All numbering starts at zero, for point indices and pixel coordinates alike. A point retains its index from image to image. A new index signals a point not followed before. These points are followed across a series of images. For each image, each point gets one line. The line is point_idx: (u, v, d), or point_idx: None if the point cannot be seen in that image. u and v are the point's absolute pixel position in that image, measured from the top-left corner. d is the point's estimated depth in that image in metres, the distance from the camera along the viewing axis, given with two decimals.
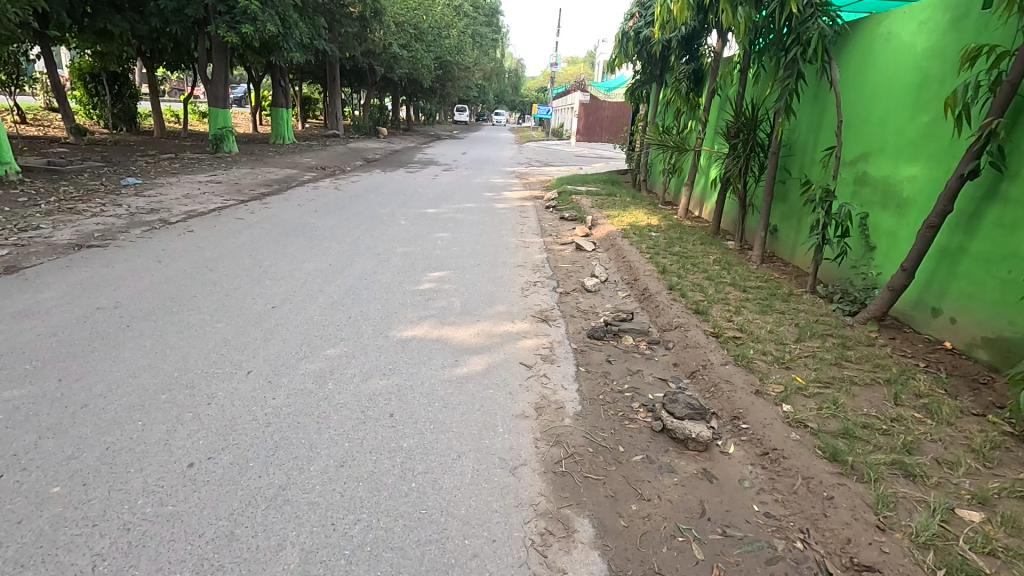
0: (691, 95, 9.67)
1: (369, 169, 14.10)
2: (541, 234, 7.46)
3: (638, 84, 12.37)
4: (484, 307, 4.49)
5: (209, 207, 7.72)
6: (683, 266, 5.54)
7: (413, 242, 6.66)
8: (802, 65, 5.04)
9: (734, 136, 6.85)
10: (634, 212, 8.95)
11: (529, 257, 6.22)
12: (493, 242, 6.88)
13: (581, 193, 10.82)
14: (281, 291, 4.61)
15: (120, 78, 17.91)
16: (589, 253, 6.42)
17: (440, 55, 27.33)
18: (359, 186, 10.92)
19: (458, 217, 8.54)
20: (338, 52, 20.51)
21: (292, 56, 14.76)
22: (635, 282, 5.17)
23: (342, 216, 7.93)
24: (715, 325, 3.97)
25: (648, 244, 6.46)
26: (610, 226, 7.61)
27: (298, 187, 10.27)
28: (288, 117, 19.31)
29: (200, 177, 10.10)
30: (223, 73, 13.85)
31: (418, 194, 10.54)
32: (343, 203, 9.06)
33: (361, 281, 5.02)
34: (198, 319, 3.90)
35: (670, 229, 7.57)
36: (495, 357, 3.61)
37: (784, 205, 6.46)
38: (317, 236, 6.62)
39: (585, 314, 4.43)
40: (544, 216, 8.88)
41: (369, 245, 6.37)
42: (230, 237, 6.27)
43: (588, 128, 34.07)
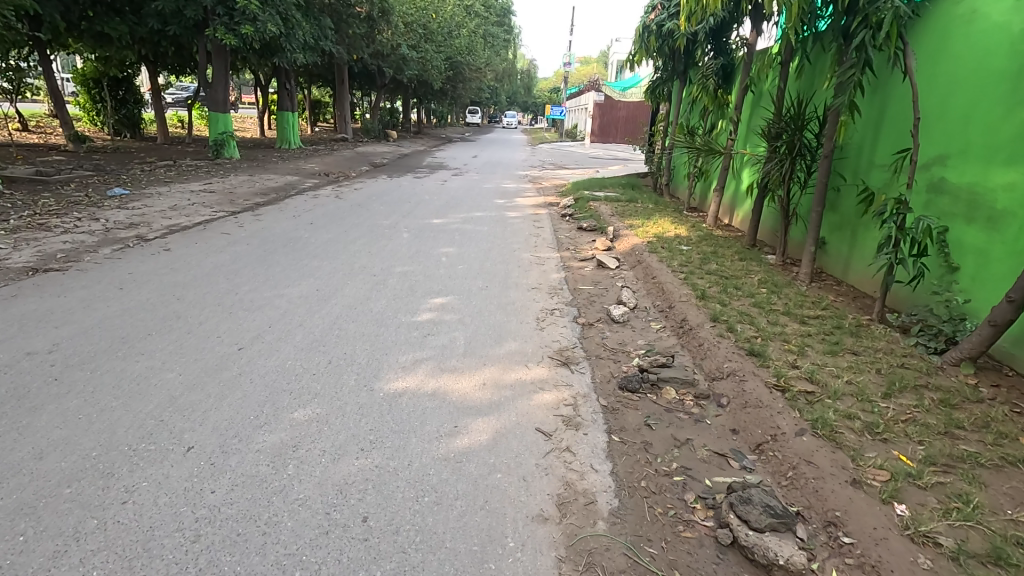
0: (719, 92, 8.88)
1: (375, 175, 13.48)
2: (557, 248, 6.72)
3: (660, 82, 11.58)
4: (493, 345, 3.77)
5: (195, 221, 7.10)
6: (724, 289, 4.77)
7: (414, 258, 5.98)
8: (870, 52, 4.21)
9: (777, 136, 6.02)
10: (660, 221, 8.19)
11: (545, 277, 5.49)
12: (504, 258, 6.16)
13: (599, 199, 10.08)
14: (254, 326, 3.92)
15: (124, 84, 17.56)
16: (612, 272, 5.68)
17: (451, 55, 26.73)
18: (362, 194, 10.28)
19: (466, 228, 7.85)
20: (345, 54, 19.95)
21: (295, 58, 14.18)
22: (670, 310, 4.42)
23: (340, 228, 7.28)
24: (778, 373, 3.20)
25: (680, 261, 5.70)
26: (634, 238, 6.85)
27: (297, 196, 9.66)
28: (294, 122, 18.79)
29: (194, 187, 9.53)
30: (223, 76, 13.31)
31: (424, 202, 9.86)
32: (342, 213, 8.42)
33: (350, 310, 4.34)
34: (145, 368, 3.22)
35: (702, 241, 6.78)
36: (504, 420, 2.88)
37: (837, 215, 5.63)
38: (307, 253, 5.95)
39: (614, 356, 3.69)
40: (560, 226, 8.15)
41: (365, 263, 5.69)
42: (211, 255, 5.63)
43: (602, 129, 33.31)
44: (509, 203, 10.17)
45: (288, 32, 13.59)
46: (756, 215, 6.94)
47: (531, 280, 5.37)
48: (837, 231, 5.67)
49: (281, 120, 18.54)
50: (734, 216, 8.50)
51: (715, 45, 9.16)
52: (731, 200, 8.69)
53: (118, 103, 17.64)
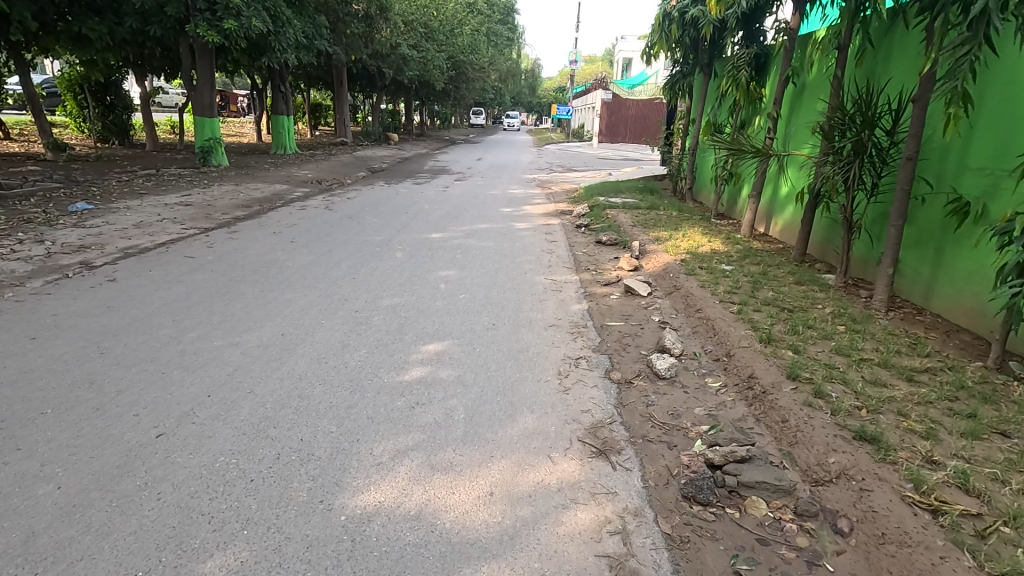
0: (752, 85, 7.91)
1: (372, 181, 12.56)
2: (575, 269, 5.75)
3: (680, 76, 10.60)
4: (503, 424, 2.81)
5: (159, 241, 6.20)
6: (793, 329, 3.79)
7: (407, 285, 5.02)
8: (997, 23, 3.22)
9: (841, 134, 5.04)
10: (689, 232, 7.21)
11: (564, 310, 4.52)
12: (514, 283, 5.19)
13: (616, 206, 9.10)
14: (188, 396, 2.97)
15: (112, 89, 16.91)
16: (644, 301, 4.71)
17: (454, 55, 25.84)
18: (355, 204, 9.34)
19: (469, 243, 6.89)
20: (343, 53, 19.01)
21: (286, 57, 13.30)
22: (730, 362, 3.44)
23: (323, 247, 6.35)
24: (916, 477, 2.22)
25: (727, 287, 4.72)
26: (665, 256, 5.88)
27: (283, 207, 8.74)
28: (289, 125, 17.96)
29: (169, 199, 8.65)
30: (209, 78, 12.43)
31: (423, 212, 8.91)
32: (330, 227, 7.50)
33: (319, 366, 3.39)
34: (11, 478, 2.26)
35: (745, 259, 5.80)
36: (523, 570, 1.91)
37: (919, 229, 4.63)
38: (281, 281, 5.02)
39: (668, 439, 2.72)
40: (576, 240, 7.18)
41: (348, 293, 4.74)
42: (163, 287, 4.71)
43: (610, 129, 32.32)
44: (517, 213, 9.21)
45: (277, 30, 12.65)
46: (807, 226, 5.96)
47: (548, 314, 4.41)
48: (916, 248, 4.67)
49: (275, 124, 17.67)
50: (772, 225, 7.53)
51: (747, 32, 8.20)
52: (768, 207, 7.70)
53: (105, 109, 16.85)
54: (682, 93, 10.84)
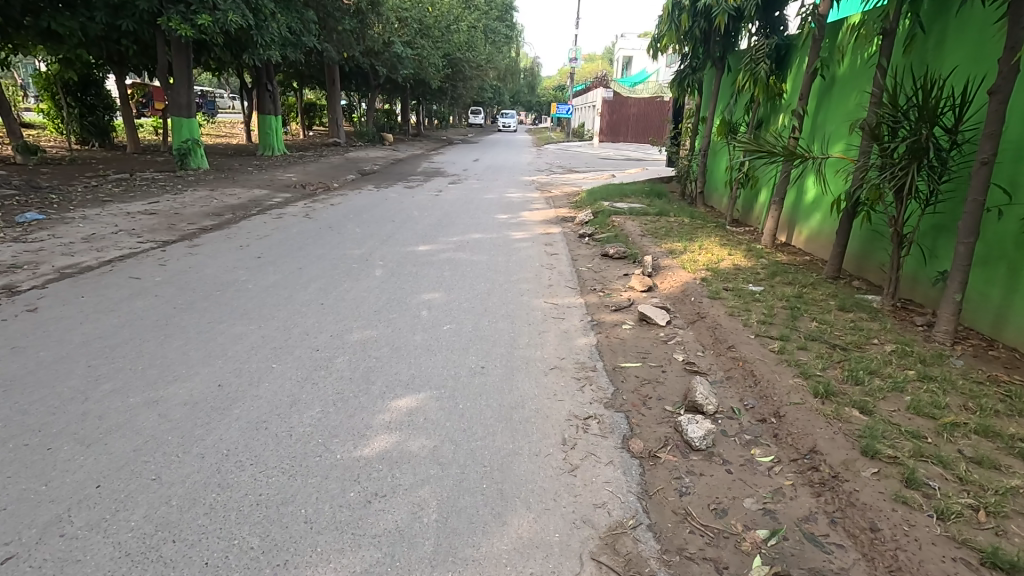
0: (772, 80, 7.19)
1: (361, 185, 11.83)
2: (579, 290, 5.01)
3: (690, 71, 9.86)
4: (488, 531, 2.07)
5: (105, 258, 5.46)
6: (854, 377, 3.04)
7: (383, 313, 4.29)
8: None
9: (892, 134, 4.29)
10: (705, 242, 6.48)
11: (568, 346, 3.78)
12: (509, 309, 4.46)
13: (622, 212, 8.36)
14: (67, 490, 2.22)
15: (93, 87, 16.27)
16: (662, 333, 3.98)
17: (450, 52, 25.11)
18: (338, 211, 8.60)
19: (459, 257, 6.16)
20: (334, 51, 18.26)
21: (270, 54, 12.57)
22: (780, 425, 2.70)
23: (294, 263, 5.60)
24: None
25: (762, 316, 3.99)
26: (681, 274, 5.13)
27: (258, 215, 8.03)
28: (277, 126, 17.24)
29: (133, 207, 7.91)
30: (186, 76, 11.69)
31: (411, 220, 8.18)
32: (306, 238, 6.78)
33: (257, 434, 2.65)
34: None
35: (774, 277, 5.06)
36: None
37: (989, 246, 3.88)
38: (235, 309, 4.28)
39: (714, 556, 1.98)
40: (579, 252, 6.44)
41: (311, 324, 4.01)
42: (90, 318, 3.96)
43: (611, 128, 31.55)
44: (514, 220, 8.48)
45: (259, 25, 11.89)
46: (843, 238, 5.24)
47: (547, 352, 3.68)
48: (985, 269, 3.91)
49: (262, 124, 16.93)
50: (796, 235, 6.81)
51: (765, 21, 7.48)
52: (790, 214, 6.97)
53: (84, 109, 16.11)
54: (691, 90, 10.10)
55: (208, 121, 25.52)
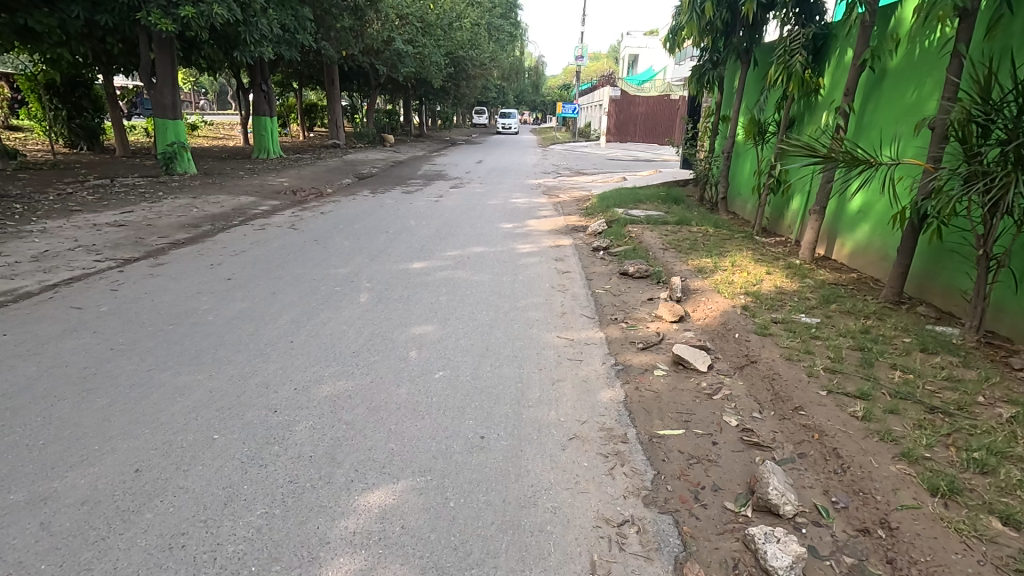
0: (808, 74, 6.46)
1: (356, 190, 11.09)
2: (598, 320, 4.27)
3: (710, 65, 9.11)
4: None
5: (50, 282, 4.74)
6: (978, 463, 2.28)
7: (362, 355, 3.55)
8: None
9: (984, 137, 3.57)
10: (738, 257, 5.73)
11: (588, 404, 3.02)
12: (514, 347, 3.72)
13: (639, 220, 7.61)
14: None
15: (81, 88, 15.64)
16: (705, 384, 3.24)
17: (452, 50, 24.34)
18: (328, 221, 7.87)
19: (458, 276, 5.41)
20: (332, 49, 17.58)
21: (260, 50, 11.88)
22: (896, 546, 1.94)
23: (268, 286, 4.88)
24: None
25: (828, 362, 3.23)
26: (717, 301, 4.38)
27: (239, 225, 7.32)
28: (273, 127, 16.56)
29: (103, 217, 7.22)
30: (171, 76, 11.01)
31: (407, 230, 7.44)
32: (288, 254, 6.07)
33: (166, 561, 1.91)
34: None
35: (828, 304, 4.29)
36: None
37: None
38: (185, 350, 3.55)
39: None
40: (594, 270, 5.70)
41: (272, 373, 3.27)
42: (2, 365, 3.24)
43: (620, 126, 30.64)
44: (520, 230, 7.73)
45: (248, 20, 11.21)
46: (905, 258, 4.47)
47: (563, 412, 2.93)
48: None
49: (257, 126, 16.27)
50: (838, 248, 6.08)
51: (800, 9, 6.70)
52: (830, 225, 6.23)
53: (71, 111, 15.48)
54: (711, 86, 9.36)
55: (205, 123, 24.88)
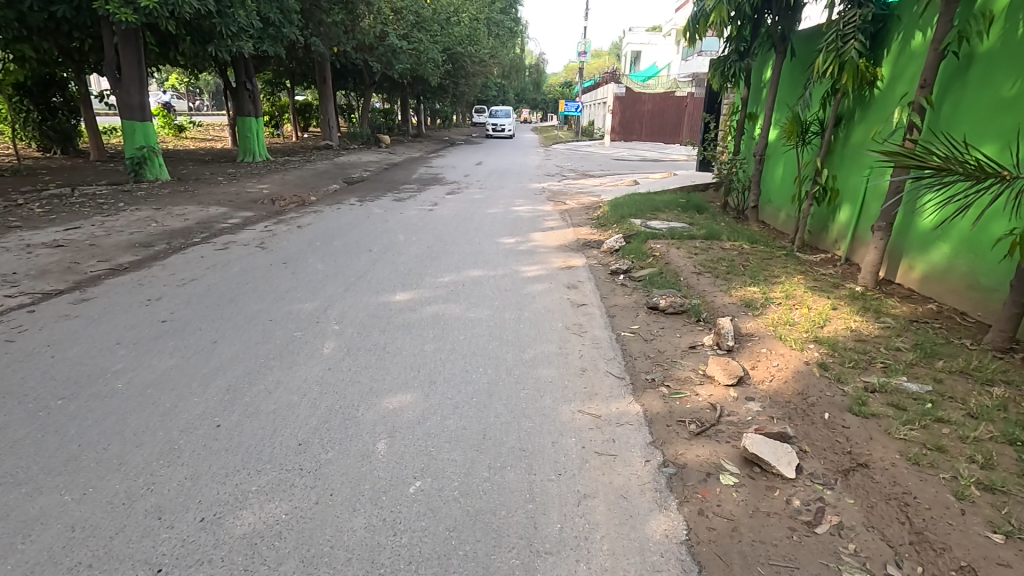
0: (865, 64, 5.49)
1: (343, 197, 10.09)
2: (630, 382, 3.28)
3: (735, 57, 8.13)
4: None
5: None
6: None
7: (310, 451, 2.56)
8: None
9: None
10: (791, 286, 4.72)
11: (634, 547, 2.02)
12: (521, 434, 2.72)
13: (661, 235, 6.60)
14: None
15: (53, 88, 14.73)
16: (800, 501, 2.24)
17: (450, 46, 23.35)
18: (304, 237, 6.89)
19: (450, 311, 4.43)
20: (322, 45, 16.61)
21: (237, 45, 10.92)
22: None
23: (211, 331, 3.89)
24: None
25: (978, 472, 2.24)
26: (783, 356, 3.38)
27: (199, 244, 6.35)
28: (258, 128, 15.58)
29: (41, 236, 6.24)
30: (138, 73, 9.97)
31: (394, 249, 6.44)
32: (247, 282, 5.08)
33: None
34: None
35: (931, 359, 3.29)
36: None
37: None
38: (64, 443, 2.57)
39: None
40: (615, 302, 4.70)
41: (171, 489, 2.27)
42: None
43: (624, 125, 29.85)
44: (523, 246, 6.74)
45: (222, 11, 10.25)
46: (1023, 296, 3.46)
47: (598, 568, 1.93)
48: None
49: (242, 127, 15.29)
50: (905, 271, 5.07)
51: None
52: (894, 243, 5.23)
53: (43, 112, 14.54)
54: (735, 80, 8.38)
55: (193, 124, 23.91)
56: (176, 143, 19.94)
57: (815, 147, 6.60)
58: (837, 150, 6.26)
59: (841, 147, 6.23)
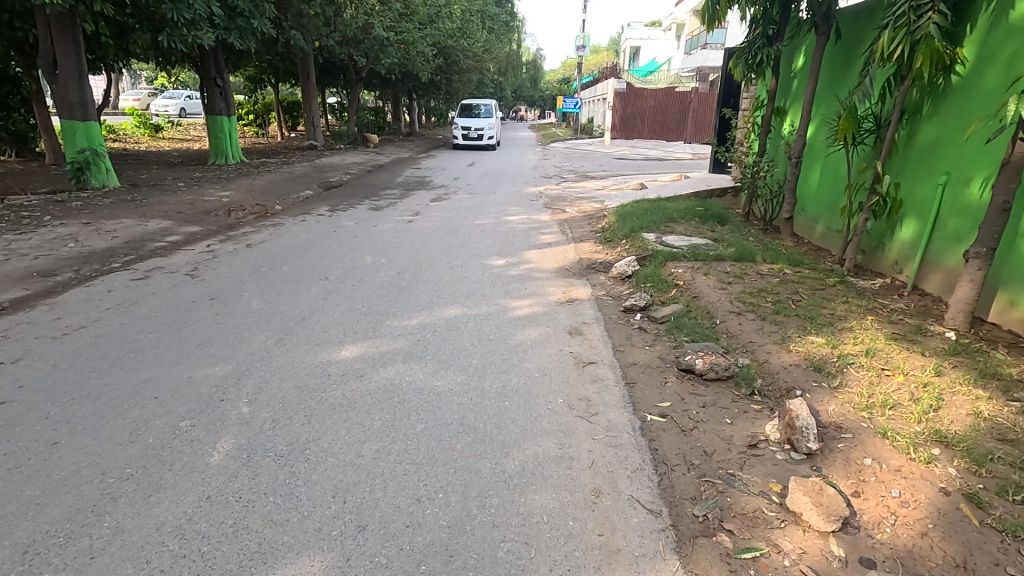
0: (945, 43, 4.32)
1: (313, 206, 8.91)
2: (671, 524, 2.11)
3: (763, 41, 6.93)
4: None
5: None
6: None
7: None
8: None
9: None
10: (867, 338, 3.54)
11: None
12: None
13: (682, 255, 5.41)
14: None
15: (6, 85, 13.49)
16: None
17: (441, 40, 22.19)
18: (251, 259, 5.70)
19: (410, 378, 3.23)
20: (301, 38, 15.40)
21: (195, 34, 9.70)
22: None
23: (59, 420, 2.72)
24: None
25: None
26: (900, 475, 2.21)
27: (115, 271, 5.15)
28: (231, 128, 14.37)
29: None
30: (78, 66, 8.76)
31: (355, 276, 5.24)
32: (150, 330, 3.87)
33: None
34: None
35: None
36: None
37: None
38: None
39: None
40: (635, 358, 3.53)
41: None
42: None
43: (625, 123, 28.52)
44: (515, 269, 5.58)
45: None
46: None
47: None
48: None
49: (213, 127, 14.09)
50: (1007, 310, 3.87)
51: None
52: (990, 273, 4.01)
53: None
54: (762, 69, 7.17)
55: (171, 122, 22.67)
56: (149, 144, 18.67)
57: (868, 148, 5.43)
58: (898, 151, 5.10)
59: (903, 147, 5.06)
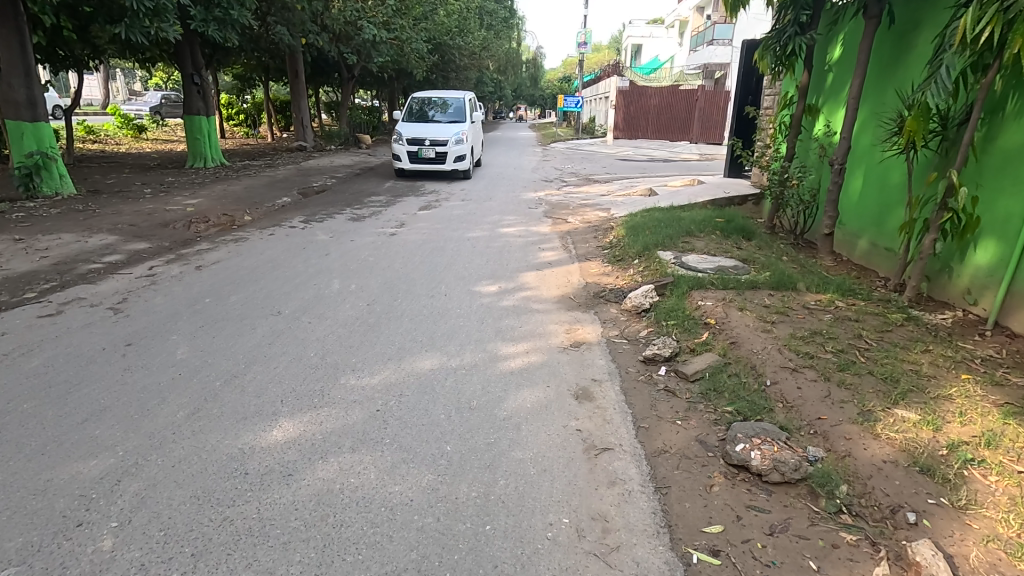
0: None
1: (286, 216, 7.99)
2: None
3: (795, 29, 5.94)
4: None
5: None
6: None
7: None
8: None
9: None
10: (976, 414, 2.63)
11: None
12: None
13: (709, 282, 4.49)
14: None
15: None
16: None
17: (437, 36, 21.23)
18: (195, 287, 4.79)
19: (356, 481, 2.32)
20: (286, 33, 14.49)
21: (158, 25, 8.76)
22: None
23: None
24: None
25: None
26: None
27: (22, 305, 4.25)
28: (210, 129, 13.48)
29: None
30: (23, 58, 7.85)
31: (314, 310, 4.33)
32: (25, 396, 2.95)
33: None
34: None
35: None
36: None
37: None
38: None
39: None
40: (666, 442, 2.62)
41: None
42: None
43: (628, 124, 27.08)
44: (507, 299, 4.66)
45: None
46: None
47: None
48: None
49: (190, 127, 13.19)
50: None
51: None
52: None
53: None
54: (792, 61, 6.23)
55: (154, 122, 21.72)
56: (128, 145, 17.75)
57: (933, 153, 4.51)
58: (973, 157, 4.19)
59: (980, 153, 4.14)
